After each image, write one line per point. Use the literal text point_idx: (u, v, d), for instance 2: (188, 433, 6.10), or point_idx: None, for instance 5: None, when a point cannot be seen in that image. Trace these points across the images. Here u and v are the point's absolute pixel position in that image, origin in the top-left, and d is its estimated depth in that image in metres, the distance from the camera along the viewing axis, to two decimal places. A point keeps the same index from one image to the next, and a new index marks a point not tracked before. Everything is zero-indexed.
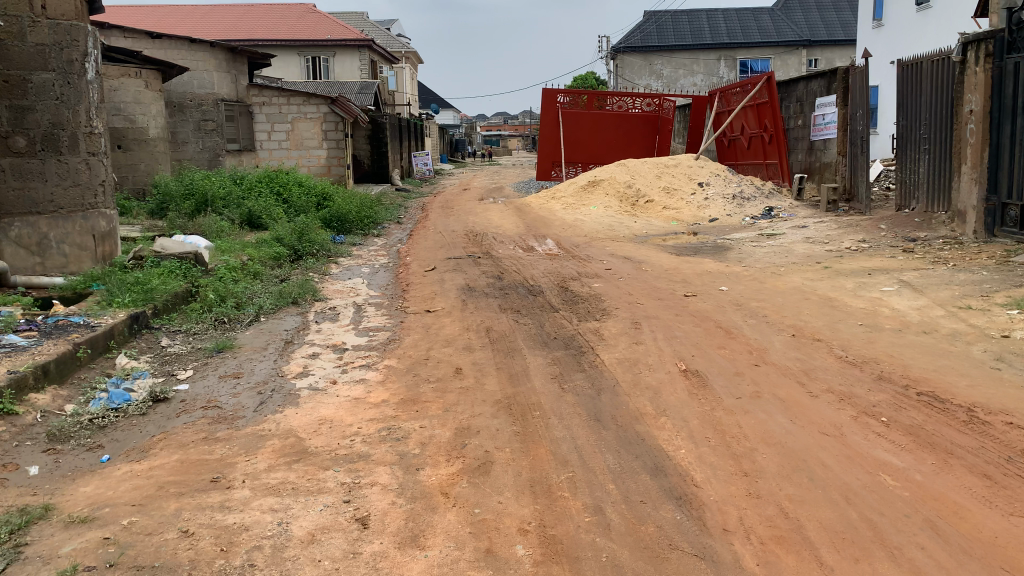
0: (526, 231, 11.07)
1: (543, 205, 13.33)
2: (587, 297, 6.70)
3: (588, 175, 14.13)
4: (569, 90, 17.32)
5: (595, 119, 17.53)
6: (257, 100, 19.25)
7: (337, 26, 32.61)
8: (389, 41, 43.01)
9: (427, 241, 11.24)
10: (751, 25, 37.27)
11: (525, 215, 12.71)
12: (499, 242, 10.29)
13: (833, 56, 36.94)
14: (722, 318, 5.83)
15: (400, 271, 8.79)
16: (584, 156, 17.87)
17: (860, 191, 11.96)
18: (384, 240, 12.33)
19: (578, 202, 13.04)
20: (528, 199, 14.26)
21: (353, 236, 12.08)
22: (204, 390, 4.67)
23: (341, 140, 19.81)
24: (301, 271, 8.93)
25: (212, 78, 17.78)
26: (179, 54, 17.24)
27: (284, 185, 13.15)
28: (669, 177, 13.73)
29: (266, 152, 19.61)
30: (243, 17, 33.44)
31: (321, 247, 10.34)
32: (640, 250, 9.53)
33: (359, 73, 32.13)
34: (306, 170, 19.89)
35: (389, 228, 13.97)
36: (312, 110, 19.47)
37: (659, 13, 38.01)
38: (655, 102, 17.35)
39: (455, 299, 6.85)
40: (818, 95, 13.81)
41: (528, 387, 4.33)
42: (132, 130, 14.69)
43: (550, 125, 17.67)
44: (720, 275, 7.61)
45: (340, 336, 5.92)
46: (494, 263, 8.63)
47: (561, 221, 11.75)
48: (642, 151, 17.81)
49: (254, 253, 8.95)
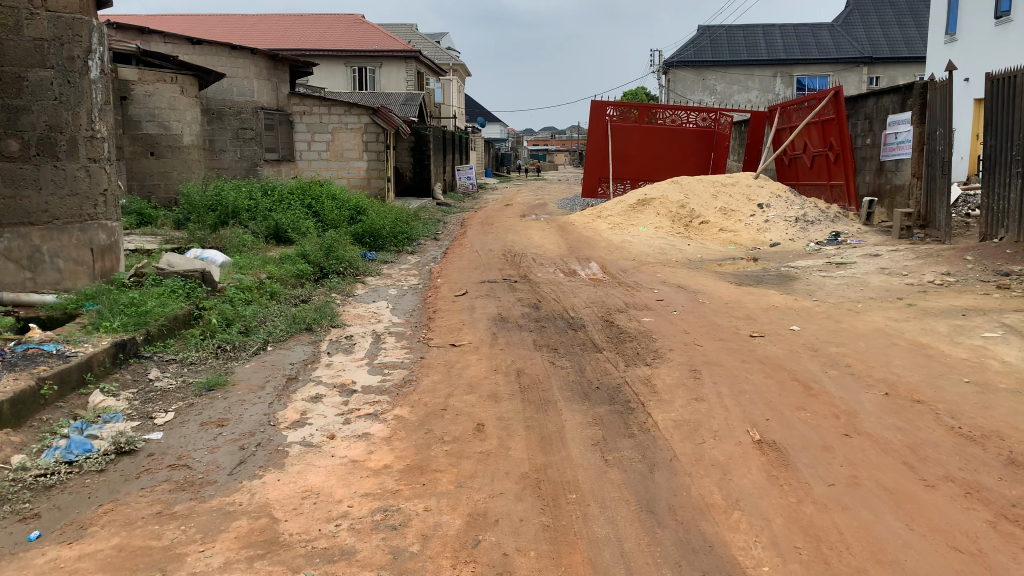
0: (569, 253, 10.26)
1: (588, 224, 12.51)
2: (635, 334, 5.86)
3: (637, 193, 13.26)
4: (620, 103, 16.54)
5: (646, 134, 16.69)
6: (297, 109, 18.83)
7: (384, 37, 32.33)
8: (438, 53, 42.77)
9: (463, 260, 10.51)
10: (808, 41, 36.02)
11: (568, 234, 11.91)
12: (539, 265, 9.49)
13: (895, 74, 35.43)
14: (797, 368, 4.93)
15: (429, 294, 8.04)
16: (633, 173, 17.02)
17: (938, 216, 10.88)
18: (418, 257, 11.63)
19: (626, 222, 12.19)
20: (573, 217, 13.47)
21: (385, 253, 11.40)
22: (178, 440, 3.93)
23: (382, 152, 19.28)
24: (323, 292, 8.25)
25: (252, 86, 17.41)
26: (219, 61, 16.91)
27: (316, 197, 12.56)
28: (724, 197, 12.80)
29: (306, 162, 19.15)
30: (293, 27, 33.40)
31: (348, 265, 9.67)
32: (694, 277, 8.65)
33: (406, 84, 31.77)
34: (345, 182, 19.39)
35: (424, 244, 13.29)
36: (353, 120, 18.98)
37: (713, 28, 37.01)
38: (712, 117, 16.41)
39: (485, 331, 6.06)
40: (890, 112, 12.76)
41: (563, 457, 3.51)
42: (166, 137, 14.28)
43: (598, 139, 16.88)
44: (788, 312, 6.69)
45: (350, 373, 5.17)
46: (532, 289, 7.83)
47: (607, 242, 10.91)
48: (696, 169, 16.85)
49: (274, 271, 8.28)
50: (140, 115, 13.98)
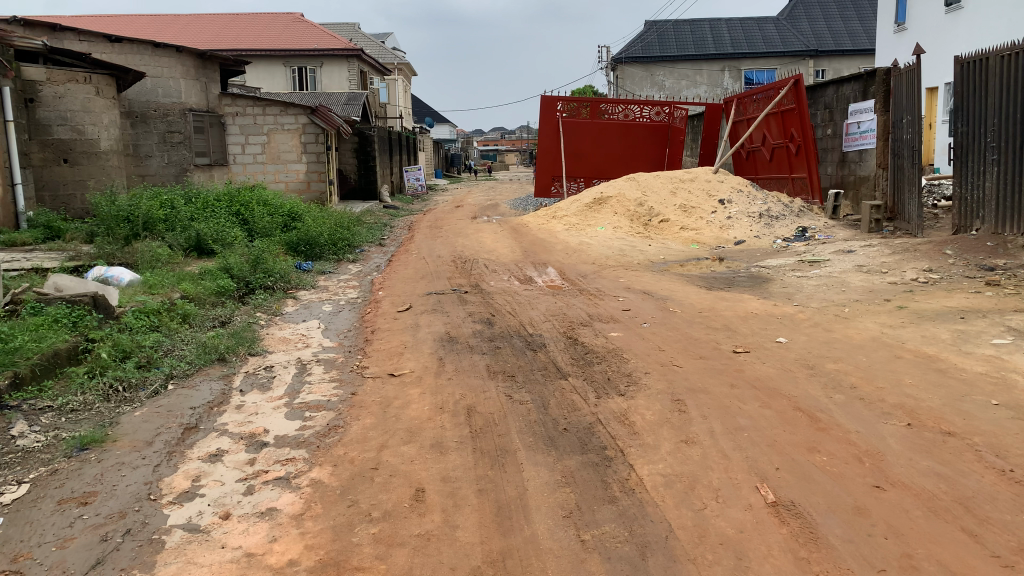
0: (522, 258, 9.44)
1: (542, 225, 11.71)
2: (603, 354, 5.06)
3: (594, 191, 12.50)
4: (571, 98, 15.78)
5: (599, 129, 15.98)
6: (230, 111, 17.67)
7: (325, 36, 31.15)
8: (382, 52, 41.68)
9: (407, 269, 9.61)
10: (755, 35, 35.84)
11: (522, 237, 11.10)
12: (490, 272, 8.65)
13: (841, 66, 35.43)
14: (796, 392, 4.18)
15: (367, 311, 7.15)
16: (586, 170, 16.30)
17: (908, 208, 10.35)
18: (358, 267, 10.69)
19: (582, 223, 11.41)
20: (525, 218, 12.67)
21: (320, 264, 10.45)
22: (22, 528, 3.00)
23: (321, 154, 18.25)
24: (245, 313, 7.29)
25: (179, 86, 16.23)
26: (141, 60, 15.69)
27: (246, 203, 11.55)
28: (683, 194, 12.14)
29: (240, 166, 18.02)
30: (228, 26, 31.99)
31: (278, 279, 8.72)
32: (660, 281, 7.91)
33: (348, 84, 30.64)
34: (283, 187, 18.30)
35: (367, 251, 12.37)
36: (290, 121, 17.90)
37: (661, 23, 36.63)
38: (666, 110, 15.78)
39: (429, 356, 5.19)
40: (852, 100, 12.24)
41: (527, 539, 2.68)
42: (80, 142, 13.05)
43: (549, 136, 16.10)
44: (770, 320, 5.96)
45: (262, 419, 4.26)
46: (482, 301, 6.99)
47: (564, 245, 10.13)
48: (651, 165, 16.23)
49: (188, 289, 7.30)
50: (49, 118, 12.74)
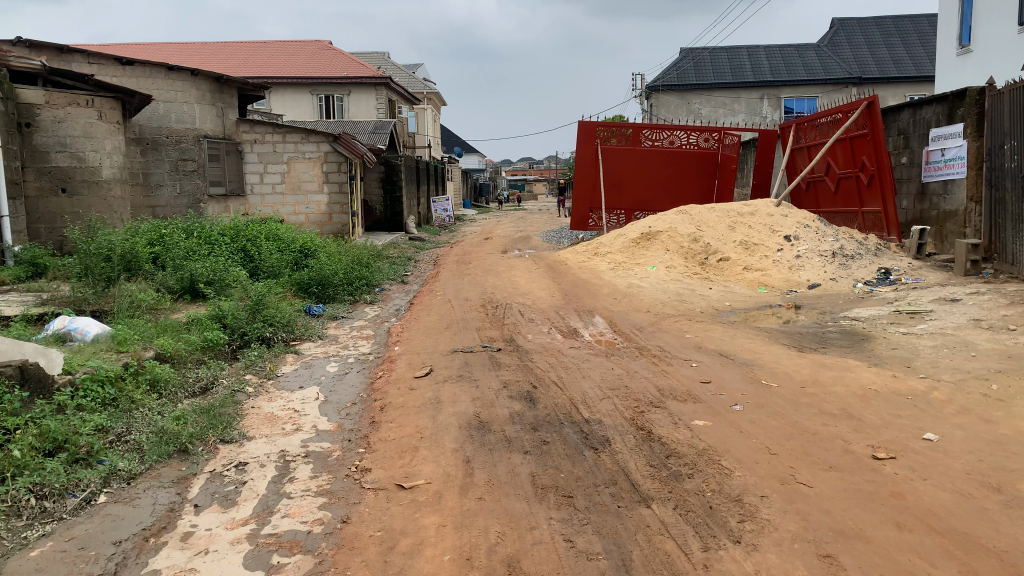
0: (564, 305, 8.08)
1: (583, 263, 10.36)
2: (692, 457, 3.68)
3: (642, 224, 11.12)
4: (612, 123, 14.48)
5: (641, 158, 14.66)
6: (247, 137, 16.65)
7: (353, 63, 30.38)
8: (410, 80, 40.96)
9: (429, 316, 8.29)
10: (796, 62, 34.45)
11: (561, 277, 9.75)
12: (526, 323, 7.31)
13: (886, 94, 33.84)
14: (1003, 543, 2.78)
15: (381, 374, 5.84)
16: (627, 202, 14.96)
17: (1012, 248, 8.86)
18: (375, 311, 9.42)
19: (628, 260, 10.04)
20: (563, 254, 11.34)
21: (331, 307, 9.18)
22: None
23: (343, 183, 17.13)
24: (232, 376, 6.00)
25: (193, 111, 15.24)
26: (153, 84, 14.73)
27: (254, 238, 10.36)
28: (743, 229, 10.78)
29: (257, 197, 16.95)
30: (254, 54, 31.34)
31: (280, 328, 7.46)
32: (735, 337, 6.51)
33: (375, 112, 29.76)
34: (302, 219, 17.17)
35: (387, 291, 11.12)
36: (311, 148, 16.81)
37: (697, 50, 35.44)
38: (716, 137, 14.46)
39: (453, 455, 3.86)
40: (934, 124, 10.80)
41: None
42: (80, 170, 12.00)
43: (587, 164, 14.80)
44: (900, 401, 4.54)
45: (209, 566, 2.93)
46: (519, 364, 5.63)
47: (611, 287, 8.76)
48: (699, 197, 14.91)
49: (165, 344, 6.03)
50: (48, 144, 11.62)
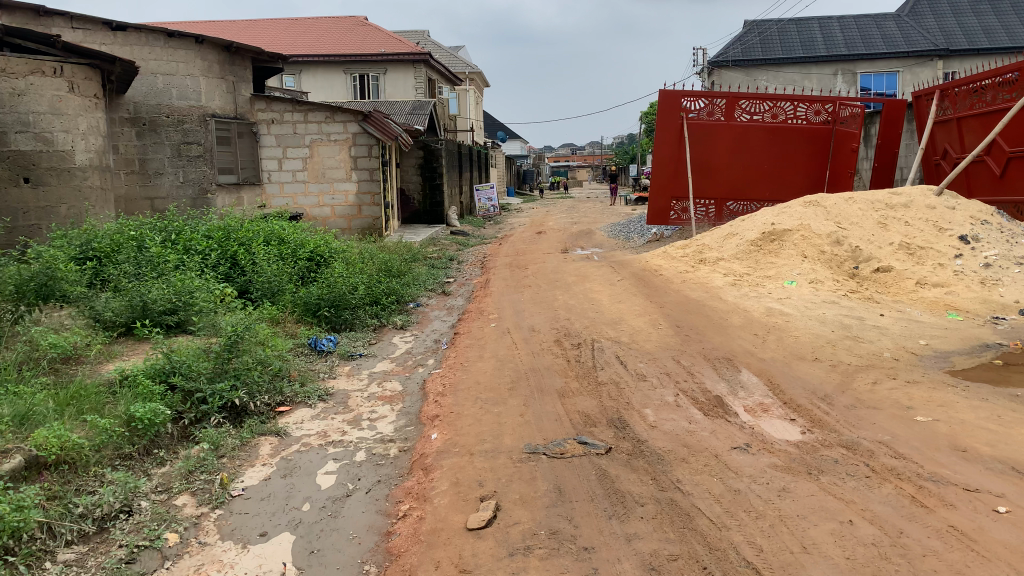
0: (681, 348, 5.43)
1: (685, 274, 7.72)
2: None
3: (760, 220, 8.42)
4: (700, 93, 11.83)
5: (738, 136, 11.98)
6: (264, 117, 14.22)
7: (390, 40, 27.89)
8: (453, 60, 38.33)
9: (477, 358, 5.72)
10: (872, 34, 30.65)
11: (660, 295, 7.13)
12: (634, 384, 4.69)
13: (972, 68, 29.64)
14: None
15: (407, 501, 3.29)
16: (719, 190, 12.21)
17: None
18: (407, 344, 6.89)
19: (750, 270, 7.37)
20: (654, 261, 8.70)
21: (345, 340, 6.71)
22: None
23: (375, 170, 14.57)
24: (154, 499, 3.55)
25: (198, 86, 12.89)
26: (150, 54, 12.42)
27: (249, 240, 7.92)
28: (899, 228, 8.02)
29: (276, 186, 14.56)
30: (286, 32, 29.08)
31: (260, 386, 4.98)
32: (1009, 425, 3.80)
33: (414, 92, 27.25)
34: (328, 212, 14.72)
35: (422, 308, 8.62)
36: (337, 129, 14.34)
37: (764, 23, 31.94)
38: (828, 109, 11.77)
39: None
40: None
41: None
42: (47, 155, 9.66)
43: (669, 144, 12.13)
44: None
45: None
46: (661, 499, 3.04)
47: (740, 318, 6.09)
48: (806, 184, 12.12)
49: (45, 434, 3.56)
50: (5, 122, 9.30)
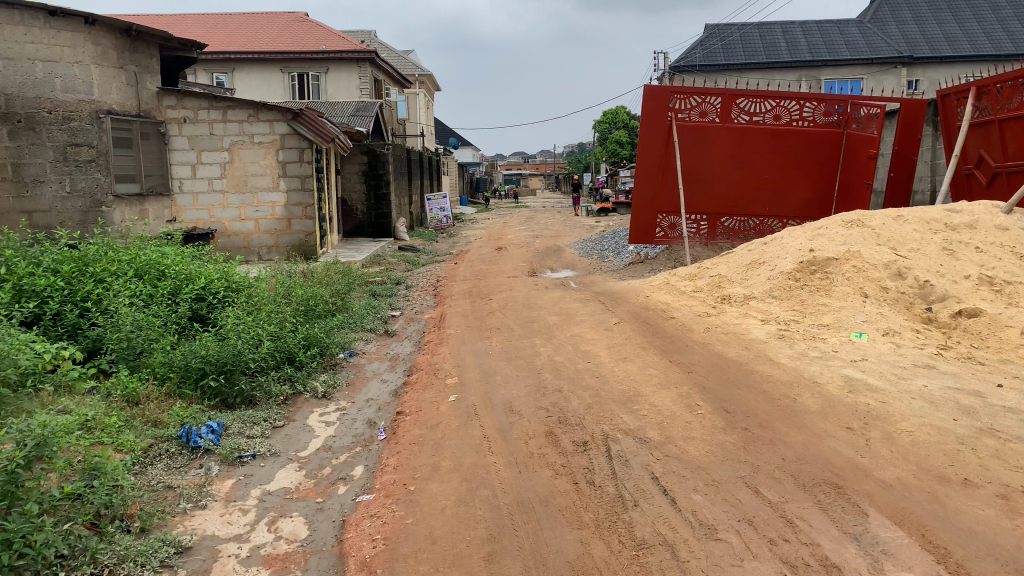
0: (747, 459, 3.50)
1: (707, 318, 5.83)
2: None
3: (793, 245, 6.56)
4: (692, 89, 10.03)
5: (735, 141, 10.17)
6: (174, 116, 11.65)
7: (332, 36, 25.65)
8: (402, 62, 36.16)
9: (431, 469, 3.71)
10: (836, 40, 28.82)
11: (682, 351, 5.21)
12: (700, 552, 2.75)
13: (937, 76, 27.98)
14: None
15: None
16: (713, 204, 10.41)
17: None
18: (328, 427, 4.87)
19: (797, 316, 5.51)
20: (657, 295, 6.80)
21: (233, 424, 4.75)
22: None
23: (308, 178, 12.05)
24: None
25: (90, 76, 10.09)
26: (26, 36, 9.47)
27: (113, 273, 5.78)
28: (973, 254, 6.17)
29: (189, 197, 11.95)
30: (217, 27, 26.60)
31: (47, 561, 2.85)
32: None
33: (359, 93, 25.07)
34: (252, 226, 12.16)
35: (354, 359, 6.53)
36: (262, 130, 11.84)
37: (726, 28, 30.04)
38: (839, 109, 9.99)
39: None
40: None
41: None
42: None
43: (655, 148, 10.30)
44: None
45: None
46: None
47: (812, 396, 4.18)
48: (813, 197, 10.33)
49: None
50: None
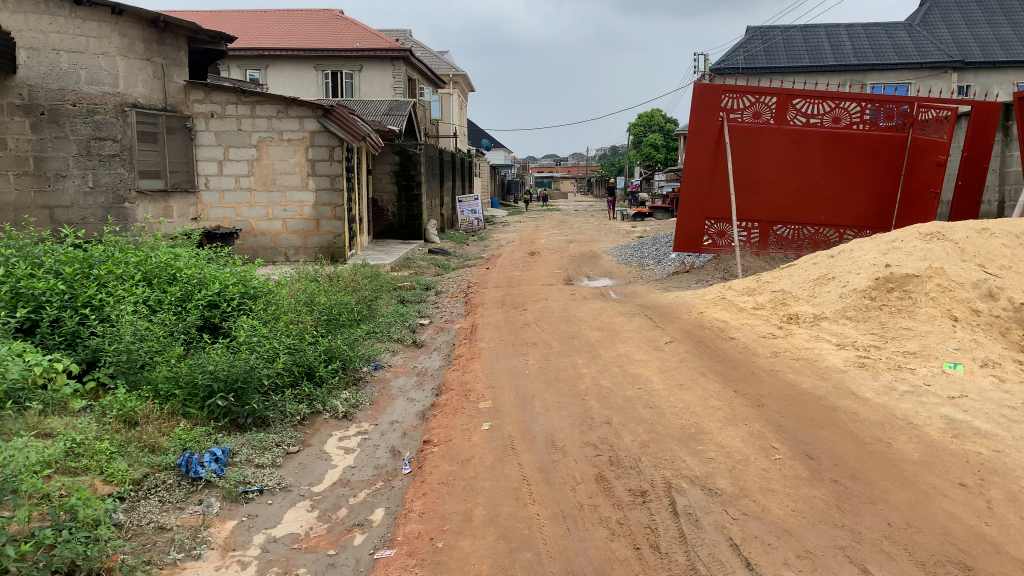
0: (843, 524, 2.90)
1: (772, 340, 5.21)
2: None
3: (865, 259, 5.90)
4: (745, 88, 9.38)
5: (791, 144, 9.50)
6: (202, 110, 11.20)
7: (367, 34, 25.30)
8: (437, 61, 35.77)
9: (463, 520, 3.16)
10: (883, 44, 27.73)
11: (747, 379, 4.60)
12: None
13: (990, 82, 26.71)
14: None
15: None
16: (766, 211, 9.76)
17: None
18: (347, 455, 4.34)
19: (878, 341, 4.86)
20: (711, 311, 6.19)
21: (241, 449, 4.24)
22: None
23: (338, 177, 11.49)
24: None
25: (115, 68, 9.62)
26: (51, 25, 9.06)
27: (121, 276, 5.31)
28: None
29: (215, 194, 11.45)
30: (252, 23, 26.40)
31: None
32: None
33: (392, 92, 24.69)
34: (280, 226, 11.62)
35: (379, 374, 5.98)
36: (291, 127, 11.32)
37: (768, 31, 29.17)
38: (904, 112, 9.21)
39: None
40: None
41: None
42: None
43: (705, 150, 9.67)
44: None
45: None
46: None
47: (911, 442, 3.56)
48: (875, 205, 9.56)
49: None
50: None
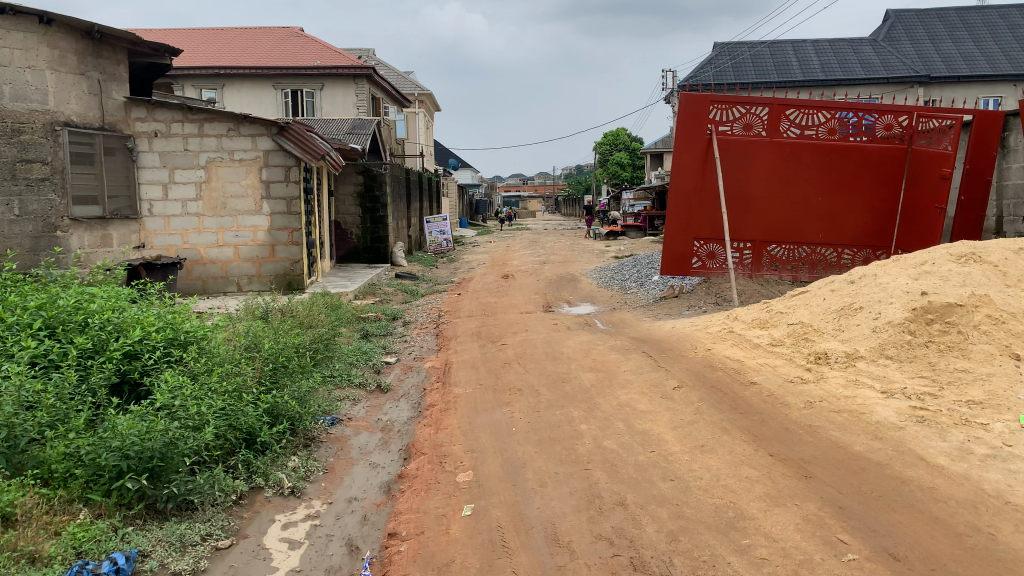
0: None
1: (802, 385, 4.42)
2: None
3: (895, 285, 5.15)
4: (736, 98, 8.68)
5: (785, 158, 8.81)
6: (144, 129, 10.17)
7: (328, 52, 24.42)
8: (401, 80, 34.97)
9: None
10: (849, 59, 27.43)
11: (783, 439, 3.79)
12: None
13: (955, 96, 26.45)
14: None
15: None
16: (759, 230, 9.04)
17: None
18: (292, 553, 3.44)
19: (931, 387, 4.09)
20: (721, 349, 5.40)
21: (154, 549, 3.30)
22: None
23: (294, 199, 10.55)
24: None
25: (44, 84, 8.59)
26: None
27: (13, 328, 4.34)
28: None
29: (159, 220, 10.42)
30: (208, 41, 25.39)
31: None
32: None
33: (355, 110, 23.81)
34: (230, 253, 10.61)
35: (336, 431, 5.05)
36: (242, 146, 10.36)
37: (736, 47, 28.86)
38: (903, 122, 8.58)
39: None
40: None
41: None
42: None
43: (694, 166, 8.92)
44: None
45: None
46: None
47: (1019, 532, 2.76)
48: (874, 223, 8.90)
49: None
50: None
